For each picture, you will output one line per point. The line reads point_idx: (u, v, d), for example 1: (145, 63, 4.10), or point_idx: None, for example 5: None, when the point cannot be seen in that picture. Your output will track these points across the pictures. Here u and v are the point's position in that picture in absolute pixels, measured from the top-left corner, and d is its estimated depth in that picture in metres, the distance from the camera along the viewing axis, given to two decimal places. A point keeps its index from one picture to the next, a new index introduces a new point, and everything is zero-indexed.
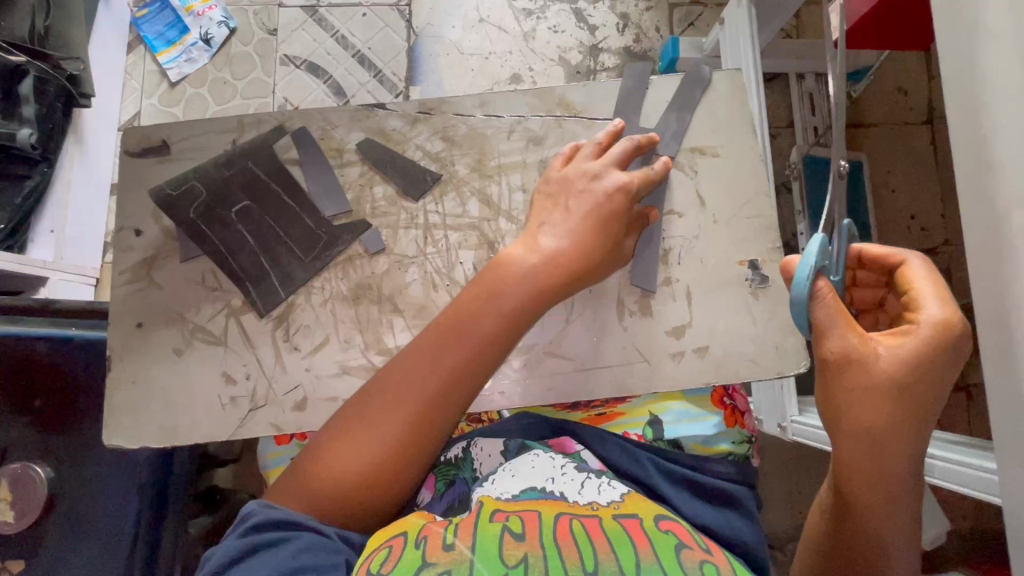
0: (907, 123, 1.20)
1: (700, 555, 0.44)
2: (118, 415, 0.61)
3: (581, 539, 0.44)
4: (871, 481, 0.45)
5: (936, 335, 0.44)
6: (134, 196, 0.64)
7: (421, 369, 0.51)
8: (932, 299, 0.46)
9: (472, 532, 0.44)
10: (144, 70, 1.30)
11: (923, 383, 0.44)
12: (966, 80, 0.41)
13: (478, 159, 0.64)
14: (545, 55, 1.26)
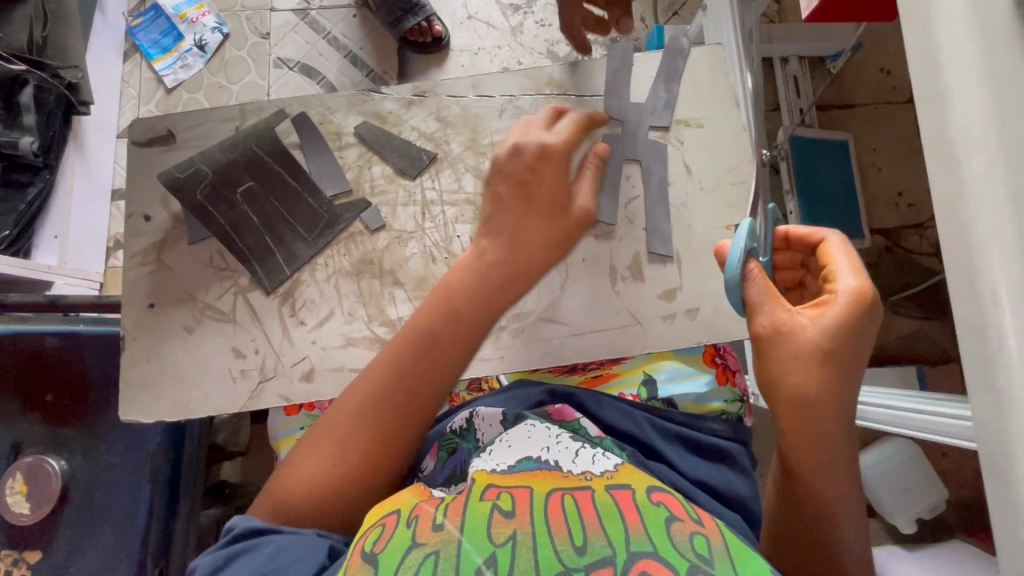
0: (891, 102, 1.23)
1: (691, 527, 0.44)
2: (133, 394, 0.63)
3: (572, 515, 0.44)
4: (811, 439, 0.48)
5: (855, 301, 0.47)
6: (142, 183, 0.67)
7: (410, 395, 0.54)
8: (847, 269, 0.49)
9: (461, 513, 0.45)
10: (141, 77, 1.32)
11: (848, 349, 0.47)
12: (926, 30, 0.43)
13: (472, 138, 0.67)
14: (534, 48, 1.29)
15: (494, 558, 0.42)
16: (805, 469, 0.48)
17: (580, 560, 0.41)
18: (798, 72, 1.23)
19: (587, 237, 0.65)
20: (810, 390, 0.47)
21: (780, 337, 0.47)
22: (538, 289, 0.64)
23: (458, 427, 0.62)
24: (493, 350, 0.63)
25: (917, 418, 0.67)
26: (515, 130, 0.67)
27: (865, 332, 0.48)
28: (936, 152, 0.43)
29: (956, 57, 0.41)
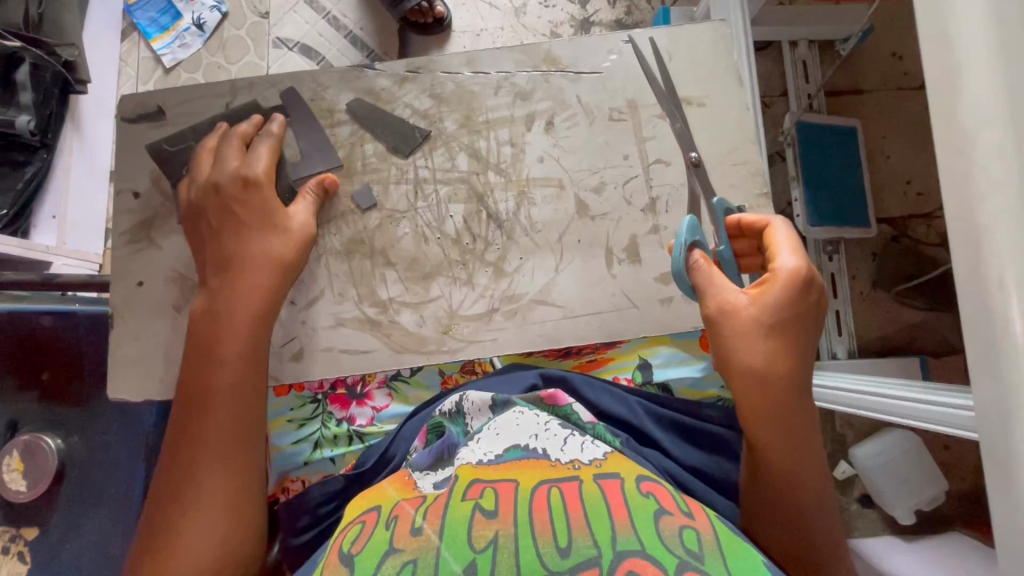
0: (902, 88, 1.20)
1: (680, 520, 0.44)
2: (123, 371, 0.63)
3: (557, 509, 0.44)
4: (765, 410, 0.50)
5: (790, 280, 0.50)
6: (130, 160, 0.66)
7: (211, 434, 0.54)
8: (785, 251, 0.51)
9: (440, 517, 0.45)
10: (138, 56, 1.30)
11: (786, 319, 0.50)
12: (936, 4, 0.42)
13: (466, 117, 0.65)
14: (536, 30, 1.26)
15: (473, 564, 0.41)
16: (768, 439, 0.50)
17: (562, 563, 0.40)
18: (807, 56, 1.20)
19: (582, 219, 0.63)
20: (762, 365, 0.49)
21: (725, 318, 0.51)
22: (533, 271, 0.63)
23: (448, 409, 0.61)
24: (486, 331, 0.62)
25: (912, 408, 0.66)
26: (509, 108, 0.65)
27: (811, 303, 0.51)
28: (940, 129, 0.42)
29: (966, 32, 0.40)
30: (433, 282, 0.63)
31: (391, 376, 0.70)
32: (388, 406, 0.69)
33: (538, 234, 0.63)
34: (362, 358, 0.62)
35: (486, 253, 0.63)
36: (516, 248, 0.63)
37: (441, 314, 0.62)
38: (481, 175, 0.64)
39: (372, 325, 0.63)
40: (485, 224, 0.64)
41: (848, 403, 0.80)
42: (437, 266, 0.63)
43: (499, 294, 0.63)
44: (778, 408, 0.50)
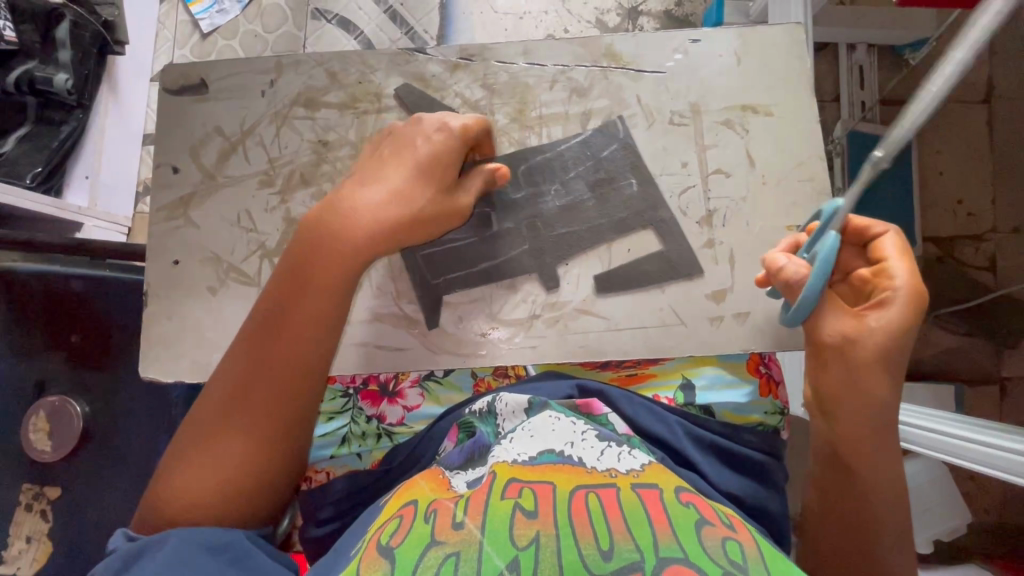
0: (963, 101, 1.13)
1: (722, 532, 0.42)
2: (154, 347, 0.65)
3: (596, 514, 0.43)
4: (865, 434, 0.52)
5: (908, 305, 0.51)
6: (176, 135, 0.68)
7: (257, 388, 0.53)
8: (901, 271, 0.52)
9: (482, 511, 0.43)
10: (176, 19, 1.28)
11: (901, 352, 0.50)
12: None
13: (542, 156, 0.64)
14: (582, 17, 1.22)
15: (516, 562, 0.40)
16: (859, 464, 0.53)
17: (606, 565, 0.39)
18: (864, 60, 1.12)
19: (620, 222, 0.63)
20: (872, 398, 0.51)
21: (852, 345, 0.51)
22: (577, 278, 0.63)
23: (480, 409, 0.60)
24: (524, 338, 0.63)
25: (948, 444, 0.64)
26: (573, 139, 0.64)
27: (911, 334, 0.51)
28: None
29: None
30: (475, 281, 0.64)
31: (424, 375, 0.71)
32: (420, 406, 0.69)
33: (585, 240, 0.63)
34: (397, 354, 0.64)
35: (526, 252, 0.64)
36: (562, 252, 0.63)
37: (479, 315, 0.64)
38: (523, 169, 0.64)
39: (409, 322, 0.64)
40: (524, 226, 0.63)
41: None
42: (479, 265, 0.64)
43: (540, 299, 0.63)
44: (875, 440, 0.52)
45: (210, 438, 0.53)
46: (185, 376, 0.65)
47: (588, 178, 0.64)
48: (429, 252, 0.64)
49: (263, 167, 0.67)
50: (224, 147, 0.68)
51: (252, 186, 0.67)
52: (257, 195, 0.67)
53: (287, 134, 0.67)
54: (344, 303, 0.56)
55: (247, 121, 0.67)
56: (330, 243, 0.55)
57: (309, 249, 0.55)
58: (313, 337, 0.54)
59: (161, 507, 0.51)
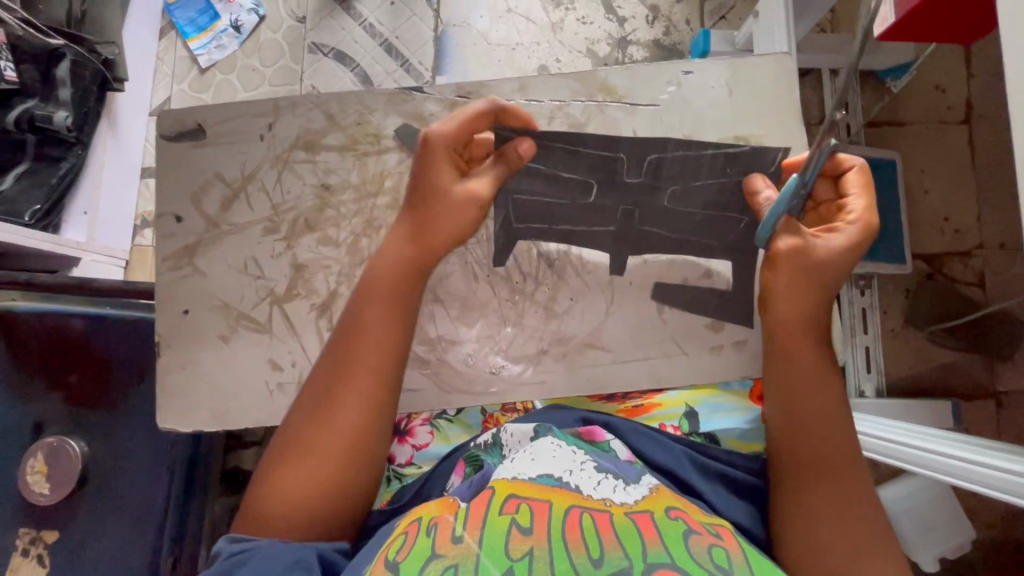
0: (944, 122, 1.17)
1: (709, 539, 0.46)
2: (171, 398, 0.68)
3: (590, 532, 0.45)
4: (803, 400, 0.57)
5: (856, 233, 0.56)
6: (176, 183, 0.69)
7: (346, 391, 0.57)
8: (858, 204, 0.57)
9: (480, 528, 0.45)
10: (175, 55, 1.31)
11: (834, 273, 0.56)
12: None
13: (678, 152, 0.62)
14: (573, 46, 1.25)
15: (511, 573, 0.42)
16: (800, 428, 0.57)
17: (596, 573, 0.42)
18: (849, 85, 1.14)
19: (656, 234, 0.66)
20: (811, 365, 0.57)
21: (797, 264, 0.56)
22: (581, 313, 0.66)
23: (483, 442, 0.62)
24: (535, 370, 0.66)
25: (947, 465, 0.65)
26: (718, 147, 0.62)
27: (853, 256, 0.57)
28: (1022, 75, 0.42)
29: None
30: (480, 319, 0.66)
31: (434, 414, 0.72)
32: (428, 445, 0.70)
33: (587, 276, 0.67)
34: (410, 396, 0.66)
35: (531, 286, 0.67)
36: (564, 289, 0.67)
37: (489, 353, 0.66)
38: (521, 204, 0.65)
39: (419, 362, 0.66)
40: (528, 263, 0.66)
41: (877, 450, 0.77)
42: (484, 304, 0.67)
43: (548, 335, 0.66)
44: (817, 407, 0.57)
45: (306, 440, 0.56)
46: (203, 426, 0.68)
47: (710, 192, 0.63)
48: (522, 199, 0.65)
49: (268, 214, 0.69)
50: (227, 194, 0.69)
51: (257, 234, 0.69)
52: (262, 241, 0.69)
53: (289, 178, 0.69)
54: (412, 312, 0.60)
55: (248, 167, 0.69)
56: (404, 248, 0.59)
57: (389, 259, 0.59)
58: (397, 344, 0.59)
59: (262, 509, 0.54)
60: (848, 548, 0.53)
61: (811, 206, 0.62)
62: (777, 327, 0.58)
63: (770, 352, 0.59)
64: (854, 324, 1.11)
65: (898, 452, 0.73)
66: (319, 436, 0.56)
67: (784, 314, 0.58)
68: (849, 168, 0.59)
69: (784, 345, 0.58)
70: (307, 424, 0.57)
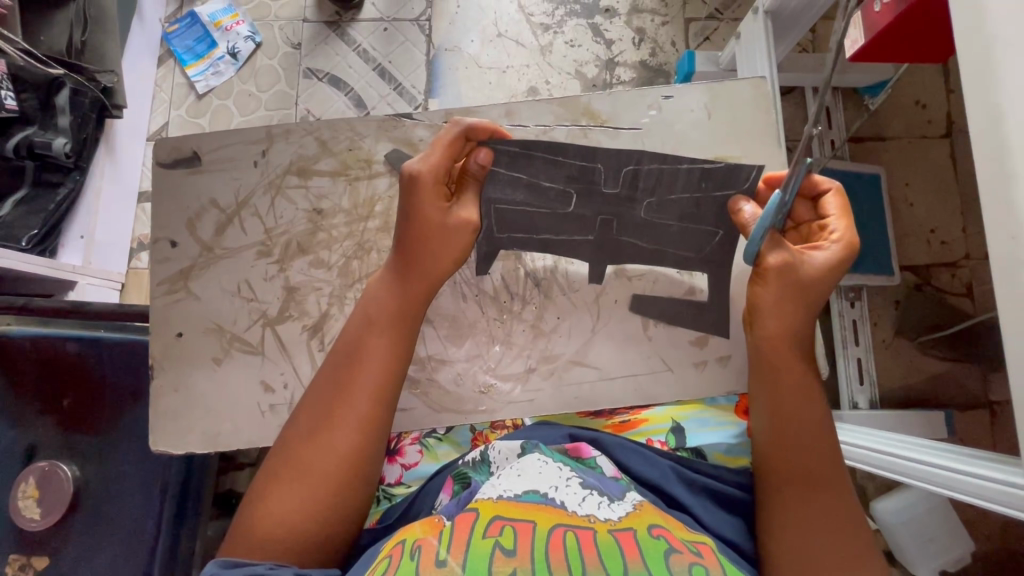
0: (926, 136, 1.19)
1: (689, 558, 0.46)
2: (163, 421, 0.68)
3: (573, 552, 0.46)
4: (791, 415, 0.58)
5: (839, 252, 0.58)
6: (172, 209, 0.71)
7: (345, 411, 0.58)
8: (839, 225, 0.59)
9: (464, 549, 0.46)
10: (173, 83, 1.35)
11: (819, 290, 0.57)
12: (987, 96, 0.44)
13: (654, 165, 0.63)
14: (562, 68, 1.29)
15: None
16: (788, 442, 0.58)
17: None
18: (831, 103, 1.17)
19: (631, 244, 0.67)
20: (798, 380, 0.58)
21: (783, 279, 0.57)
22: (569, 331, 0.67)
23: (471, 460, 0.63)
24: (524, 389, 0.67)
25: (938, 475, 0.65)
26: (693, 163, 0.63)
27: (836, 275, 0.58)
28: (976, 106, 0.45)
29: (1008, 44, 0.42)
30: (470, 339, 0.67)
31: (424, 432, 0.72)
32: (417, 464, 0.70)
33: (575, 294, 0.68)
34: (400, 416, 0.66)
35: (520, 304, 0.68)
36: (552, 307, 0.68)
37: (479, 372, 0.67)
38: (502, 213, 0.66)
39: (410, 382, 0.67)
40: (516, 282, 0.68)
41: (869, 461, 0.77)
42: (474, 324, 0.68)
43: (537, 352, 0.67)
44: (805, 423, 0.58)
45: (303, 459, 0.57)
46: (196, 448, 0.68)
47: (684, 205, 0.64)
48: (503, 207, 0.66)
49: (261, 238, 0.70)
50: (221, 219, 0.70)
51: (250, 258, 0.70)
52: (255, 265, 0.70)
53: (282, 204, 0.70)
54: (411, 334, 0.61)
55: (241, 193, 0.70)
56: (402, 270, 0.61)
57: (389, 281, 0.61)
58: (396, 366, 0.60)
59: (255, 529, 0.54)
60: (837, 561, 0.53)
61: (792, 225, 0.63)
62: (766, 342, 0.59)
63: (758, 365, 0.59)
64: (845, 336, 1.11)
65: (888, 464, 0.73)
66: (315, 456, 0.56)
67: (771, 330, 0.59)
68: (829, 190, 0.61)
69: (772, 359, 0.59)
70: (304, 443, 0.57)
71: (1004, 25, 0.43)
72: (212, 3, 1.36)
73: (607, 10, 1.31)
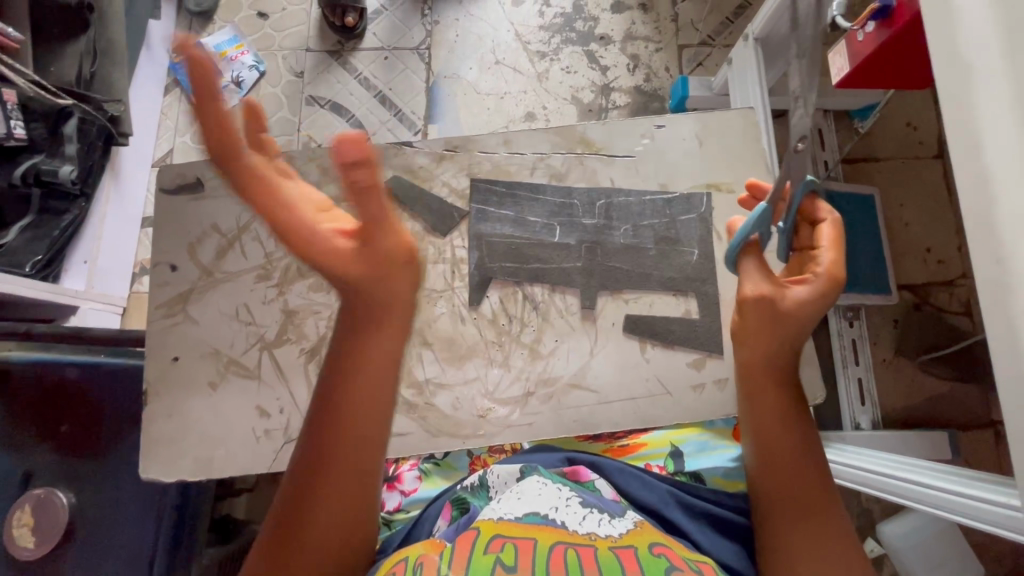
0: (918, 158, 1.21)
1: None
2: (157, 447, 0.68)
3: (574, 567, 0.46)
4: (775, 440, 0.59)
5: (825, 286, 0.57)
6: (174, 234, 0.72)
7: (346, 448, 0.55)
8: (829, 256, 0.57)
9: (466, 564, 0.46)
10: (178, 110, 1.38)
11: (797, 325, 0.58)
12: (966, 124, 0.45)
13: (622, 198, 0.70)
14: (558, 94, 1.32)
15: None
16: (771, 466, 0.59)
17: None
18: (822, 125, 1.18)
19: (619, 269, 0.69)
20: (778, 406, 0.59)
21: (761, 310, 0.58)
22: (566, 354, 0.68)
23: (470, 484, 0.63)
24: (521, 413, 0.67)
25: (940, 499, 0.64)
26: (655, 194, 0.70)
27: (818, 308, 0.57)
28: (954, 132, 0.46)
29: (983, 72, 0.44)
30: (469, 362, 0.68)
31: (422, 458, 0.72)
32: (416, 489, 0.70)
33: (571, 316, 0.68)
34: (398, 440, 0.66)
35: (518, 327, 0.68)
36: (550, 330, 0.68)
37: (476, 395, 0.67)
38: (493, 246, 0.69)
39: (408, 406, 0.67)
40: (512, 305, 0.69)
41: (872, 484, 0.76)
42: (472, 347, 0.68)
43: (533, 376, 0.67)
44: (790, 448, 0.59)
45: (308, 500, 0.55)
46: (188, 476, 0.68)
47: (656, 228, 0.69)
48: (494, 240, 0.70)
49: (261, 262, 0.71)
50: (223, 244, 0.72)
51: (250, 282, 0.71)
52: (256, 289, 0.71)
53: None
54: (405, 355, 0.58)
55: (243, 219, 0.72)
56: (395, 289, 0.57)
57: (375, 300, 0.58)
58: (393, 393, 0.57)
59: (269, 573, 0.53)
60: None
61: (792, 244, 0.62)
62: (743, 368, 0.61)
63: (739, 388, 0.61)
64: (845, 357, 1.11)
65: (892, 487, 0.72)
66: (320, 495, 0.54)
67: (748, 356, 0.61)
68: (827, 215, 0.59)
69: (750, 383, 0.61)
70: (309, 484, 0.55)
71: (982, 55, 0.44)
72: (218, 34, 1.40)
73: (602, 38, 1.34)
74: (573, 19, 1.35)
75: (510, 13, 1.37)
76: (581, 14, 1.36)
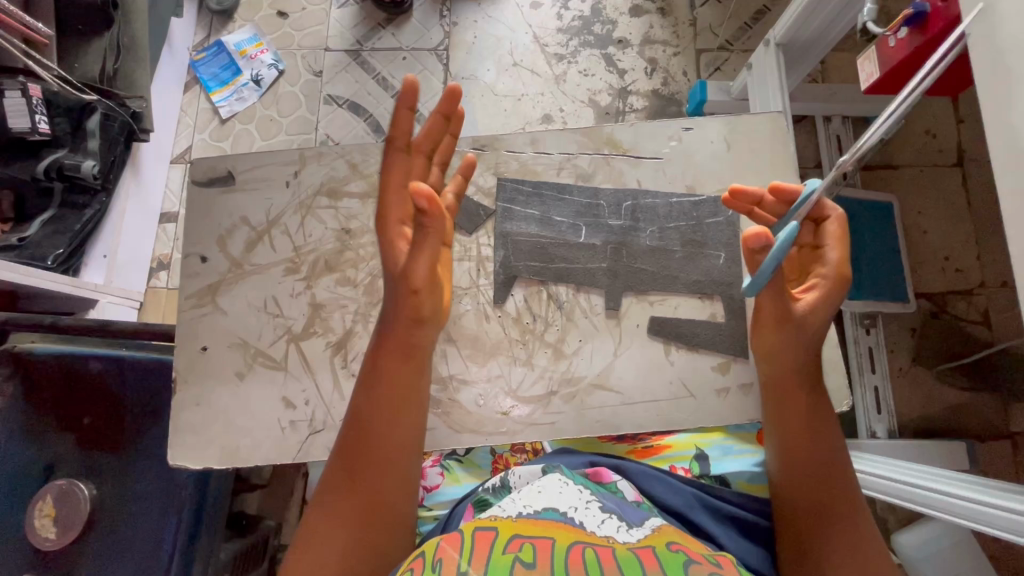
0: (937, 165, 1.20)
1: (709, 568, 0.46)
2: (182, 436, 0.69)
3: (592, 565, 0.45)
4: (804, 439, 0.60)
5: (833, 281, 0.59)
6: (203, 226, 0.72)
7: (381, 434, 0.60)
8: (832, 255, 0.59)
9: (485, 562, 0.46)
10: (198, 107, 1.39)
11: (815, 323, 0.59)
12: (1011, 132, 0.45)
13: (650, 199, 0.70)
14: (575, 97, 1.32)
15: None
16: (799, 464, 0.60)
17: None
18: (841, 130, 1.18)
19: (644, 270, 0.69)
20: (805, 406, 0.60)
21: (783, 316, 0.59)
22: (591, 354, 0.68)
23: (492, 485, 0.64)
24: (545, 412, 0.67)
25: (951, 504, 0.64)
26: (682, 196, 0.70)
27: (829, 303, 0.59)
28: (999, 139, 0.46)
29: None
30: (493, 360, 0.68)
31: (445, 454, 0.73)
32: (439, 486, 0.71)
33: (597, 317, 0.68)
34: None
35: (542, 326, 0.68)
36: (575, 330, 0.68)
37: (500, 394, 0.67)
38: (519, 244, 0.69)
39: (432, 403, 0.67)
40: (537, 305, 0.69)
41: (878, 488, 0.77)
42: (497, 345, 0.68)
43: (557, 376, 0.67)
44: (815, 447, 0.60)
45: (345, 480, 0.59)
46: (214, 464, 0.68)
47: (683, 230, 0.69)
48: (521, 238, 0.70)
49: (289, 256, 0.71)
50: (251, 237, 0.72)
51: (278, 275, 0.71)
52: (282, 282, 0.71)
53: (311, 224, 0.72)
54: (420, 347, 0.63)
55: (273, 212, 0.72)
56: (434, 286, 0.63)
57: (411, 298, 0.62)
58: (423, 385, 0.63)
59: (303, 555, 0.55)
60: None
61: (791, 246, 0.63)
62: (767, 377, 0.62)
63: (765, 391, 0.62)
64: (862, 364, 1.11)
65: (910, 494, 0.71)
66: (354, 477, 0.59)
67: (773, 361, 0.62)
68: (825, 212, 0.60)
69: (775, 385, 0.62)
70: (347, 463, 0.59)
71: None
72: (238, 33, 1.42)
73: (620, 41, 1.34)
74: (591, 21, 1.36)
75: (528, 16, 1.38)
76: (599, 17, 1.36)
